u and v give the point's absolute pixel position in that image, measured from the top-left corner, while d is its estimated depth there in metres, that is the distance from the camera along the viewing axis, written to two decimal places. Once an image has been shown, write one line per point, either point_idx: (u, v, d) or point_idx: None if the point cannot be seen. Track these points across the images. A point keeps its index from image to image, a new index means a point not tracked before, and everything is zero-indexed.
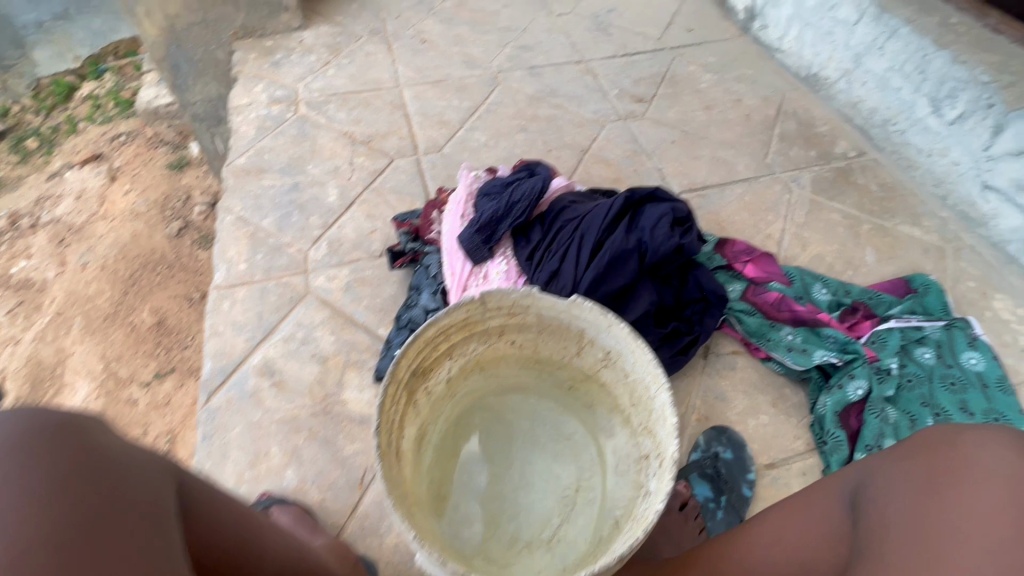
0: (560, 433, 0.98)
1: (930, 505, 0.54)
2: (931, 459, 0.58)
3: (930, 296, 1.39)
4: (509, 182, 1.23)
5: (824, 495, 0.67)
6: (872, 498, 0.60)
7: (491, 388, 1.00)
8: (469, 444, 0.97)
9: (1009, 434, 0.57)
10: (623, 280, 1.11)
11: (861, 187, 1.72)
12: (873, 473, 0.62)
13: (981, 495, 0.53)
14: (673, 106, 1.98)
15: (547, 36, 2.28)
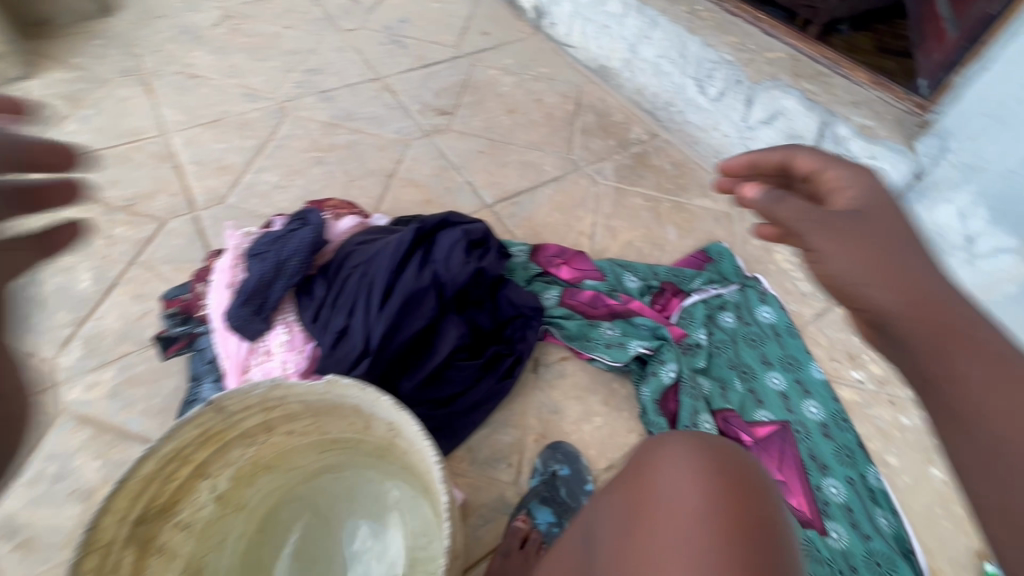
0: (389, 500, 0.88)
1: (627, 551, 0.57)
2: (631, 495, 0.62)
3: (724, 263, 1.51)
4: (279, 236, 1.07)
5: (565, 550, 0.67)
6: (593, 548, 0.62)
7: (297, 479, 0.88)
8: (283, 550, 0.85)
9: (689, 449, 0.61)
10: (422, 322, 1.04)
11: (657, 168, 1.83)
12: (594, 520, 0.64)
13: (659, 528, 0.56)
14: (477, 113, 1.96)
15: (336, 55, 2.13)
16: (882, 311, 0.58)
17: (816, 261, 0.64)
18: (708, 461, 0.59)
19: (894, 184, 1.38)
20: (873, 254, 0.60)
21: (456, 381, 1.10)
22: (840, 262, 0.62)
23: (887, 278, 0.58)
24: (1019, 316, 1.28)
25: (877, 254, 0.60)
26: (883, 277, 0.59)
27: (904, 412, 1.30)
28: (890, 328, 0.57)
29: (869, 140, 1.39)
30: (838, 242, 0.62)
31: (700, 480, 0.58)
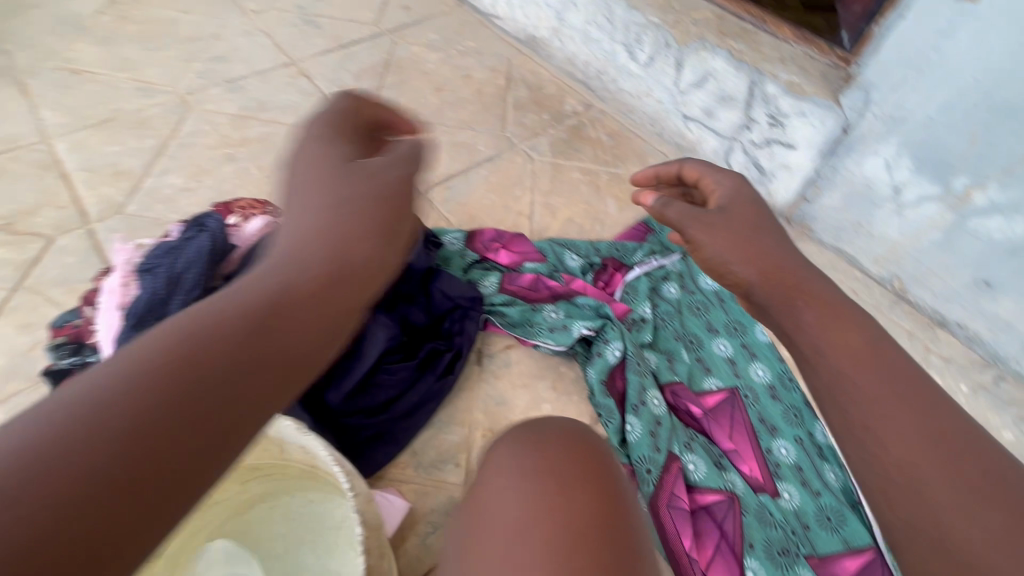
0: (327, 520, 0.85)
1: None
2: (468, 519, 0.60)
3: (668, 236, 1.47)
4: (173, 247, 0.95)
5: None
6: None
7: (230, 518, 0.85)
8: None
9: (515, 458, 0.63)
10: None
11: (594, 140, 1.78)
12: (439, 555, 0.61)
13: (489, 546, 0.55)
14: (402, 95, 1.84)
15: (243, 40, 1.95)
16: (746, 281, 0.84)
17: (698, 248, 0.90)
18: (531, 465, 0.62)
19: (825, 139, 1.37)
20: (735, 238, 0.86)
21: (393, 385, 1.05)
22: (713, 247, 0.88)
23: (748, 255, 0.84)
24: (945, 261, 1.30)
25: (743, 242, 0.85)
26: (746, 257, 0.84)
27: None
28: (754, 293, 0.83)
29: (797, 97, 1.38)
30: (713, 236, 0.88)
31: (526, 484, 0.60)
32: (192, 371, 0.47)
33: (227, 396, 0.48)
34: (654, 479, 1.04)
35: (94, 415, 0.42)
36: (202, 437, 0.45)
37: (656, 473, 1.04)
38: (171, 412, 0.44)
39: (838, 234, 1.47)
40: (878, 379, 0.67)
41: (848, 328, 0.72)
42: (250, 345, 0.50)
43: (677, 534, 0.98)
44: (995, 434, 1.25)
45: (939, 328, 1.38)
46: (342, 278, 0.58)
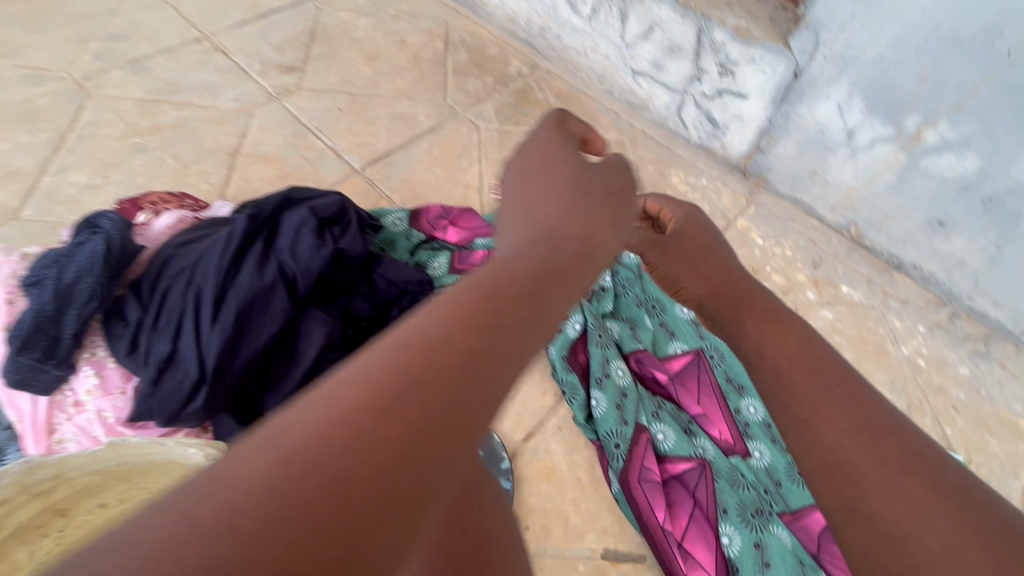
0: None
1: None
2: None
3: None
4: (59, 254, 0.82)
5: None
6: None
7: None
8: None
9: None
10: (274, 326, 0.86)
11: (541, 103, 1.68)
12: None
13: None
14: (331, 66, 1.69)
15: (145, 15, 1.74)
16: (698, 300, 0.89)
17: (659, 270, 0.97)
18: None
19: (776, 86, 1.32)
20: (686, 257, 0.93)
21: None
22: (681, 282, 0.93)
23: (696, 272, 0.90)
24: (899, 204, 1.29)
25: (692, 259, 0.92)
26: (695, 274, 0.90)
27: (808, 317, 1.31)
28: (705, 309, 0.88)
29: (746, 43, 1.31)
30: (671, 256, 0.94)
31: None
32: (404, 350, 0.38)
33: (437, 386, 0.37)
34: (623, 453, 1.01)
35: (303, 399, 0.34)
36: (404, 441, 0.34)
37: (625, 448, 1.01)
38: (386, 392, 0.35)
39: (794, 183, 1.45)
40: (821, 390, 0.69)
41: (798, 344, 0.74)
42: (466, 320, 0.41)
43: (648, 507, 0.96)
44: (952, 371, 1.25)
45: (895, 271, 1.38)
46: (552, 276, 0.52)
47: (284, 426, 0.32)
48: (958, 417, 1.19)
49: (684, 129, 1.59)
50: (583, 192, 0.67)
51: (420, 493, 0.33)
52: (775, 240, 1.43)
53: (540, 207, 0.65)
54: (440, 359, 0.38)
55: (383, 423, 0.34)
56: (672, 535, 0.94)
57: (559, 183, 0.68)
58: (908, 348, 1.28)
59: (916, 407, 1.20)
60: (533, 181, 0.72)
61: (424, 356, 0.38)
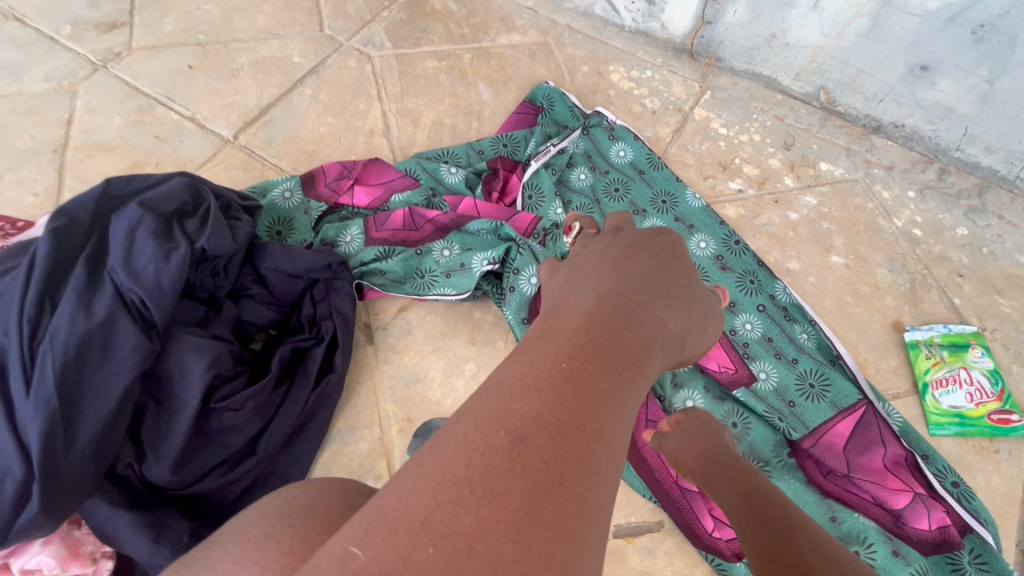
0: None
1: None
2: None
3: (562, 120, 1.17)
4: None
5: None
6: None
7: None
8: None
9: None
10: (127, 375, 0.62)
11: (441, 13, 1.36)
12: None
13: None
14: (166, 13, 1.31)
15: None
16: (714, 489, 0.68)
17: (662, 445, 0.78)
18: None
19: None
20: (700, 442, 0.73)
21: (245, 421, 0.73)
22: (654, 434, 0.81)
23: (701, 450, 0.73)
24: (875, 53, 1.10)
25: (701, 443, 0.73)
26: (702, 455, 0.72)
27: (791, 208, 1.14)
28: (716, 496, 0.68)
29: None
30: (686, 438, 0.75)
31: None
32: (520, 442, 0.35)
33: (553, 476, 0.34)
34: None
35: (420, 511, 0.31)
36: (542, 544, 0.31)
37: None
38: (516, 488, 0.32)
39: (750, 54, 1.24)
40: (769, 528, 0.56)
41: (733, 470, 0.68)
42: (576, 396, 0.39)
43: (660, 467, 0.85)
44: (950, 234, 1.12)
45: (874, 135, 1.22)
46: (652, 341, 0.50)
47: (394, 548, 0.30)
48: (964, 285, 1.07)
49: (614, 14, 1.33)
50: (679, 277, 0.60)
51: None
52: (739, 127, 1.23)
53: (644, 273, 0.58)
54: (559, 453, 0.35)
55: (510, 528, 0.31)
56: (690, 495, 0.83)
57: (651, 242, 0.63)
58: (902, 219, 1.14)
59: (920, 283, 1.07)
60: (634, 248, 0.61)
61: (544, 444, 0.35)
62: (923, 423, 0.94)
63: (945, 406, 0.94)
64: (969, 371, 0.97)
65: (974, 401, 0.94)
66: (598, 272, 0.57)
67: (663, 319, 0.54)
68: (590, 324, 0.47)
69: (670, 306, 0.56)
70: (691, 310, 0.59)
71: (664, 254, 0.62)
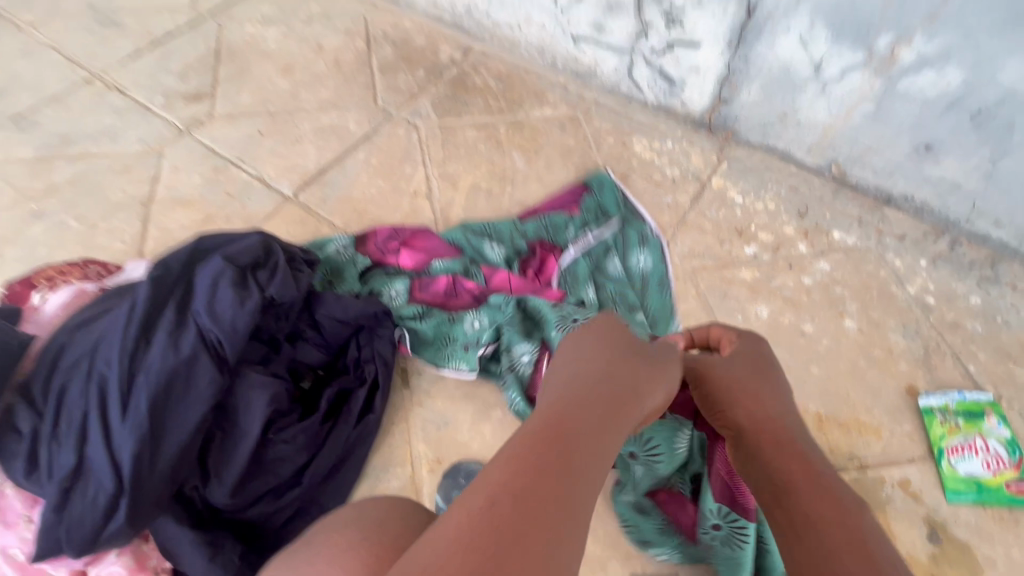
0: None
1: None
2: None
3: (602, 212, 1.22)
4: None
5: None
6: None
7: None
8: None
9: None
10: (204, 405, 0.72)
11: (481, 88, 1.52)
12: None
13: None
14: (243, 87, 1.51)
15: (25, 63, 1.55)
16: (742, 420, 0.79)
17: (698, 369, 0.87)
18: None
19: (730, 28, 1.21)
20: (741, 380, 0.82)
21: (295, 452, 0.81)
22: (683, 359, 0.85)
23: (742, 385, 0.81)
24: (882, 133, 1.18)
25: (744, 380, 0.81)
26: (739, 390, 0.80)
27: (805, 272, 1.20)
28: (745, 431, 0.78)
29: None
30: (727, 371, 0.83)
31: None
32: (493, 510, 0.47)
33: (518, 532, 0.46)
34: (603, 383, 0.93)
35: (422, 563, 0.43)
36: None
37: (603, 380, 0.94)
38: (490, 544, 0.44)
39: (765, 130, 1.33)
40: (778, 480, 0.70)
41: (761, 419, 0.77)
42: (533, 497, 0.48)
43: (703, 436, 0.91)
44: (963, 303, 1.16)
45: (886, 206, 1.28)
46: (606, 414, 0.62)
47: None
48: (979, 353, 1.10)
49: (638, 91, 1.45)
50: (629, 352, 0.73)
51: None
52: (755, 195, 1.32)
53: (600, 356, 0.71)
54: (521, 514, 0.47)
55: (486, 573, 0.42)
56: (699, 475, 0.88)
57: (612, 341, 0.74)
58: (915, 286, 1.19)
59: (934, 349, 1.10)
60: (591, 337, 0.75)
61: (510, 509, 0.47)
62: (940, 489, 0.95)
63: (962, 472, 0.96)
64: (985, 439, 0.99)
65: (990, 469, 0.96)
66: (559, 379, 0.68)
67: (620, 410, 0.65)
68: (548, 425, 0.58)
69: (621, 380, 0.68)
70: (643, 379, 0.71)
71: (612, 337, 0.75)
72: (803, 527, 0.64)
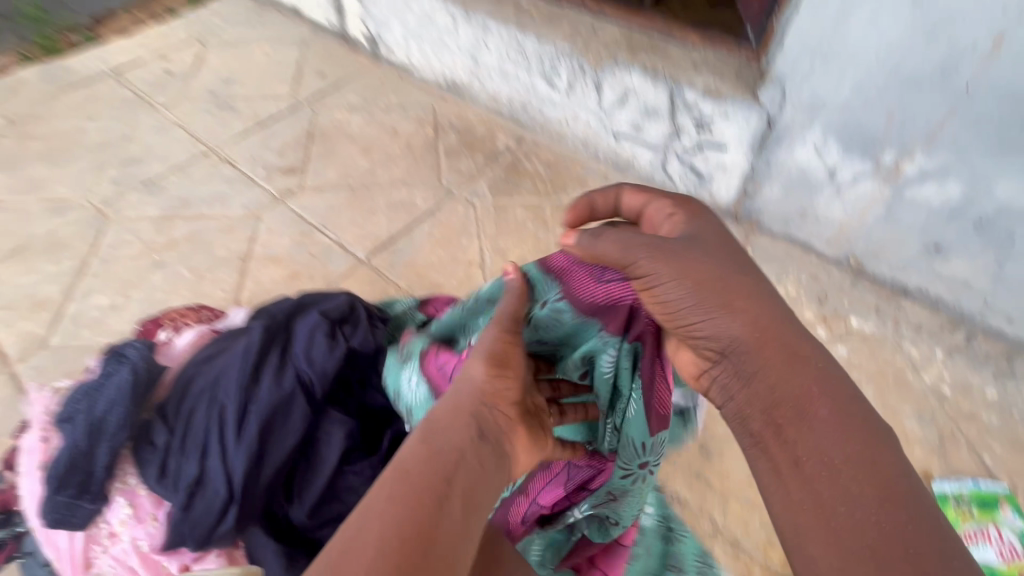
0: None
1: None
2: None
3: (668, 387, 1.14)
4: (90, 387, 0.88)
5: None
6: None
7: None
8: None
9: None
10: (296, 434, 0.88)
11: (531, 173, 1.74)
12: None
13: None
14: (330, 164, 1.78)
15: (157, 138, 1.88)
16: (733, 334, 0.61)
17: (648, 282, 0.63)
18: None
19: (753, 136, 1.38)
20: (710, 279, 0.61)
21: (363, 483, 0.93)
22: (638, 248, 0.63)
23: (705, 286, 0.61)
24: (894, 232, 1.31)
25: (710, 278, 0.61)
26: (717, 291, 0.61)
27: None
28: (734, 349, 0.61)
29: (716, 100, 1.39)
30: (684, 276, 0.61)
31: None
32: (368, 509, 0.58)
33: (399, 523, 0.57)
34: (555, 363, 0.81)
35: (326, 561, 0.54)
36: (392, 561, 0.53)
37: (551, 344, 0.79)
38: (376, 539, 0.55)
39: (786, 223, 1.47)
40: (785, 404, 0.58)
41: (760, 320, 0.60)
42: (405, 494, 0.60)
43: (637, 348, 0.73)
44: (979, 395, 1.23)
45: (903, 298, 1.38)
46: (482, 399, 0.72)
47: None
48: (994, 445, 1.16)
49: (671, 182, 1.63)
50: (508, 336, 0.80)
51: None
52: (777, 280, 1.44)
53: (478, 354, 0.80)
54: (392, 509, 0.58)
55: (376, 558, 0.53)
56: (630, 414, 0.74)
57: (460, 387, 0.73)
58: (930, 376, 1.26)
59: (949, 438, 1.17)
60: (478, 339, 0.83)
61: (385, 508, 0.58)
62: None
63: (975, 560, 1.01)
64: (999, 528, 1.04)
65: (1003, 558, 1.02)
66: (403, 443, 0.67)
67: (473, 450, 0.67)
68: (388, 498, 0.59)
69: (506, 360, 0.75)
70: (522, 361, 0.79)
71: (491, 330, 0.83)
72: (805, 465, 0.56)
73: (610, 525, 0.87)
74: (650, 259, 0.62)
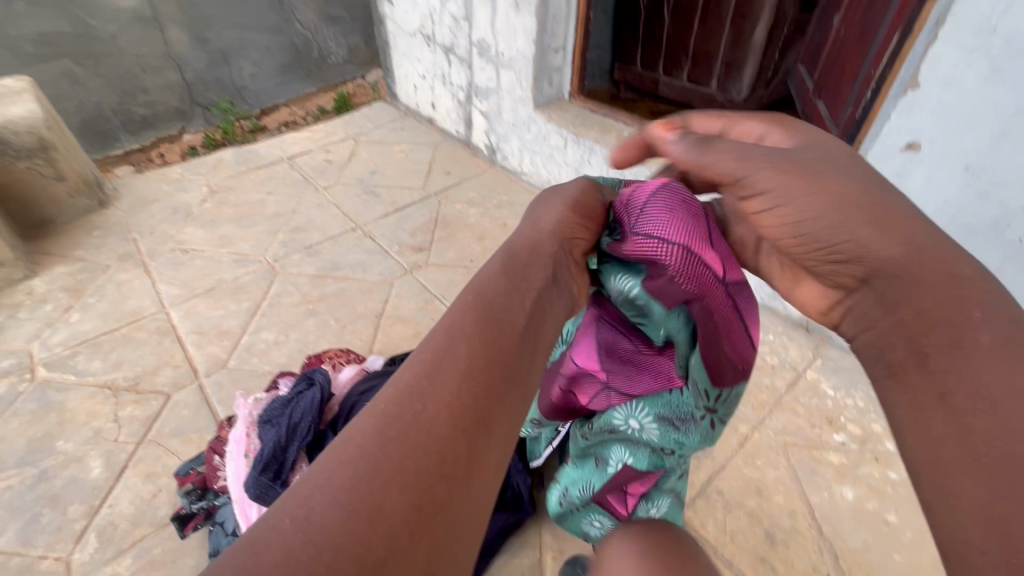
0: None
1: None
2: None
3: None
4: (288, 399, 1.17)
5: None
6: None
7: None
8: None
9: None
10: None
11: None
12: None
13: None
14: (451, 246, 2.15)
15: (318, 213, 2.35)
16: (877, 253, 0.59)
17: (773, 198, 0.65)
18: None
19: None
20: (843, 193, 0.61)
21: None
22: (761, 160, 0.65)
23: (835, 195, 0.61)
24: None
25: (835, 189, 0.61)
26: (854, 205, 0.60)
27: (891, 467, 1.38)
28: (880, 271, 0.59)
29: None
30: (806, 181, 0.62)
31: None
32: (418, 379, 0.51)
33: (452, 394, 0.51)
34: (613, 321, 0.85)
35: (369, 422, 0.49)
36: (444, 433, 0.48)
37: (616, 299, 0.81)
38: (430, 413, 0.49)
39: None
40: (934, 331, 0.53)
41: (908, 236, 0.58)
42: (451, 362, 0.52)
43: (682, 314, 0.75)
44: None
45: None
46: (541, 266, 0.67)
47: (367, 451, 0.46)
48: None
49: None
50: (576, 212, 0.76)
51: (476, 460, 0.48)
52: (846, 391, 1.55)
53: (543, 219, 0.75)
54: (446, 375, 0.51)
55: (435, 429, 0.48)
56: (692, 362, 0.80)
57: (520, 244, 0.69)
58: None
59: None
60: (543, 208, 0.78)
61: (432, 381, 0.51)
62: None
63: None
64: None
65: None
66: (481, 270, 0.64)
67: (547, 289, 0.64)
68: (436, 365, 0.52)
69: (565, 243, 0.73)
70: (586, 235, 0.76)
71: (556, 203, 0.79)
72: (952, 396, 0.50)
73: (664, 452, 0.91)
74: (773, 172, 0.64)
